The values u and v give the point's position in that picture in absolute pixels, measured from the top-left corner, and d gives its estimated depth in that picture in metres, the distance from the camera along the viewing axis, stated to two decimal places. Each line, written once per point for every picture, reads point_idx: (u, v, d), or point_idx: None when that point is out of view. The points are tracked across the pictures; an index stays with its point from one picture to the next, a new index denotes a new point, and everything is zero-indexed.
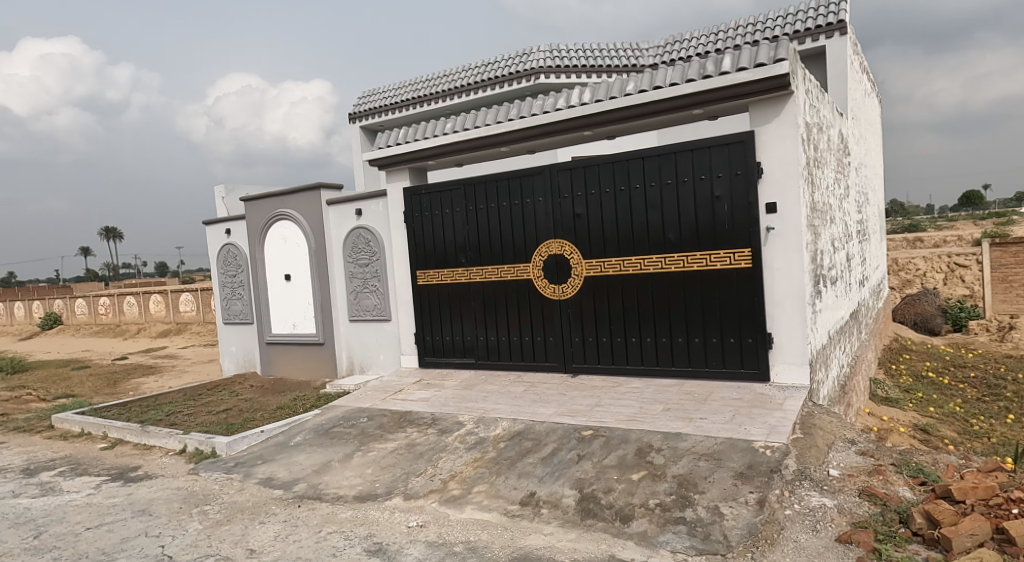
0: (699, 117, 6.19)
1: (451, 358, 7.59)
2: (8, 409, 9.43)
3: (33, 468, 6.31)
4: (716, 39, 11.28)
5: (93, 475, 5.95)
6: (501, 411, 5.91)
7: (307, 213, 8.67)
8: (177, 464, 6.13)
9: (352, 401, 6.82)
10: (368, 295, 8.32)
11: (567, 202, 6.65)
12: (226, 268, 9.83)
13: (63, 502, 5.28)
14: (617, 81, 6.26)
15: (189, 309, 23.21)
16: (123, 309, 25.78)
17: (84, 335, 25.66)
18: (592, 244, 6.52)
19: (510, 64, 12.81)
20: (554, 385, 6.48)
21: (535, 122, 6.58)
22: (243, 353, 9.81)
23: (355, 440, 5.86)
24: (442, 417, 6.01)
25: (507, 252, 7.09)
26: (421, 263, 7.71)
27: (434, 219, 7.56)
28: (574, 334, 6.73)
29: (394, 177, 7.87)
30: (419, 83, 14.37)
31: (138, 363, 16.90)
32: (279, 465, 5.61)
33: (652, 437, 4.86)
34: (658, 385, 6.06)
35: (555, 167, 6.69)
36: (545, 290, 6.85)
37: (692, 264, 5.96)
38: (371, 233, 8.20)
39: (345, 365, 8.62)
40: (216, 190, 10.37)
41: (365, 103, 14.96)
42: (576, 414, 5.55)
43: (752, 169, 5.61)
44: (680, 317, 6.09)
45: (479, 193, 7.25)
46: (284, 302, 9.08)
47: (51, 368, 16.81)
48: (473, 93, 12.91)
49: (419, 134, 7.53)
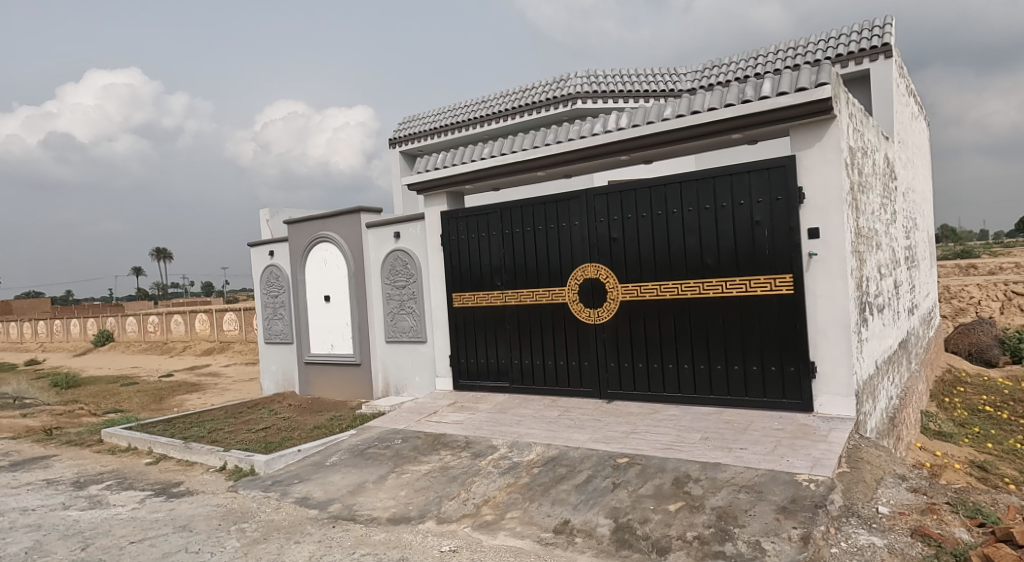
0: (739, 142, 6.11)
1: (487, 381, 7.57)
2: (61, 422, 9.75)
3: (82, 481, 6.48)
4: (755, 63, 11.19)
5: (138, 490, 6.08)
6: (536, 436, 5.86)
7: (347, 235, 8.83)
8: (217, 481, 6.21)
9: (387, 423, 6.85)
10: (404, 317, 8.37)
11: (603, 225, 6.62)
12: (269, 288, 10.02)
13: (109, 516, 5.39)
14: (655, 106, 6.26)
15: (233, 328, 23.77)
16: (170, 327, 26.47)
17: (134, 352, 26.44)
18: (628, 268, 6.46)
19: (547, 89, 12.95)
20: (589, 410, 6.40)
21: (572, 147, 6.60)
22: (282, 373, 9.95)
23: (390, 461, 5.87)
24: (476, 440, 5.99)
25: (543, 275, 7.07)
26: (457, 286, 7.76)
27: (469, 242, 7.63)
28: (610, 359, 6.64)
29: (432, 201, 7.97)
30: (459, 109, 14.60)
31: (184, 380, 17.28)
32: (315, 485, 5.64)
33: (690, 467, 4.73)
34: (696, 413, 5.92)
35: (591, 192, 6.69)
36: (580, 314, 6.81)
37: (732, 289, 5.85)
38: (408, 256, 8.28)
39: (380, 385, 8.66)
40: (262, 213, 10.65)
41: (404, 129, 15.30)
42: (611, 441, 5.46)
43: (794, 194, 5.51)
44: (719, 343, 5.96)
45: (516, 217, 7.28)
46: (322, 323, 9.22)
47: (102, 384, 17.31)
48: (509, 119, 13.07)
49: (457, 158, 7.61)
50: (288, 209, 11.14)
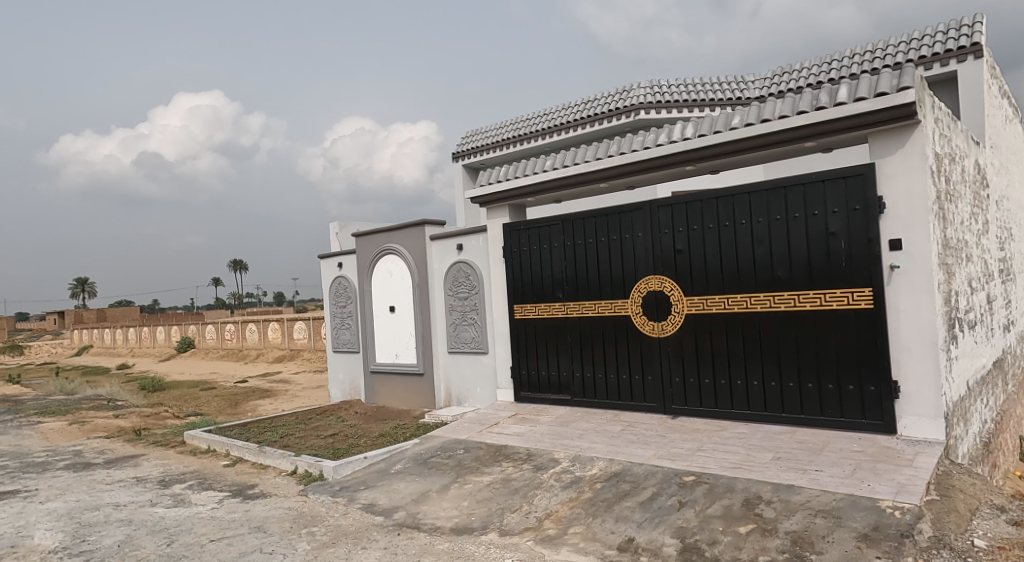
0: (812, 150, 5.89)
1: (548, 394, 7.52)
2: (147, 424, 10.29)
3: (166, 480, 6.80)
4: (829, 68, 10.81)
5: (216, 490, 6.34)
6: (598, 450, 5.77)
7: (411, 247, 9.00)
8: (289, 484, 6.41)
9: (449, 433, 6.91)
10: (466, 327, 8.43)
11: (668, 237, 6.50)
12: (337, 299, 10.30)
13: (190, 514, 5.63)
14: (722, 114, 6.13)
15: (302, 337, 24.51)
16: (244, 335, 27.55)
17: (212, 359, 27.66)
18: (694, 281, 6.31)
19: (610, 101, 12.92)
20: (653, 426, 6.27)
21: (636, 158, 6.53)
22: (349, 381, 10.20)
23: (452, 471, 5.90)
24: (538, 453, 5.95)
25: (605, 287, 7.00)
26: (519, 297, 7.77)
27: (532, 254, 7.64)
28: (675, 374, 6.49)
29: (495, 214, 8.02)
30: (521, 123, 14.73)
31: (257, 387, 17.92)
32: (380, 492, 5.73)
33: (761, 487, 4.56)
34: (767, 432, 5.70)
35: (655, 203, 6.59)
36: (644, 327, 6.69)
37: (805, 303, 5.63)
38: (471, 267, 8.35)
39: (443, 396, 8.73)
40: (331, 226, 11.00)
41: (467, 143, 15.54)
42: (676, 458, 5.33)
43: (873, 204, 5.27)
44: (791, 359, 5.74)
45: (578, 229, 7.25)
46: (387, 333, 9.41)
47: (184, 389, 18.18)
48: (572, 130, 13.07)
49: (520, 171, 7.66)
50: (356, 222, 11.47)
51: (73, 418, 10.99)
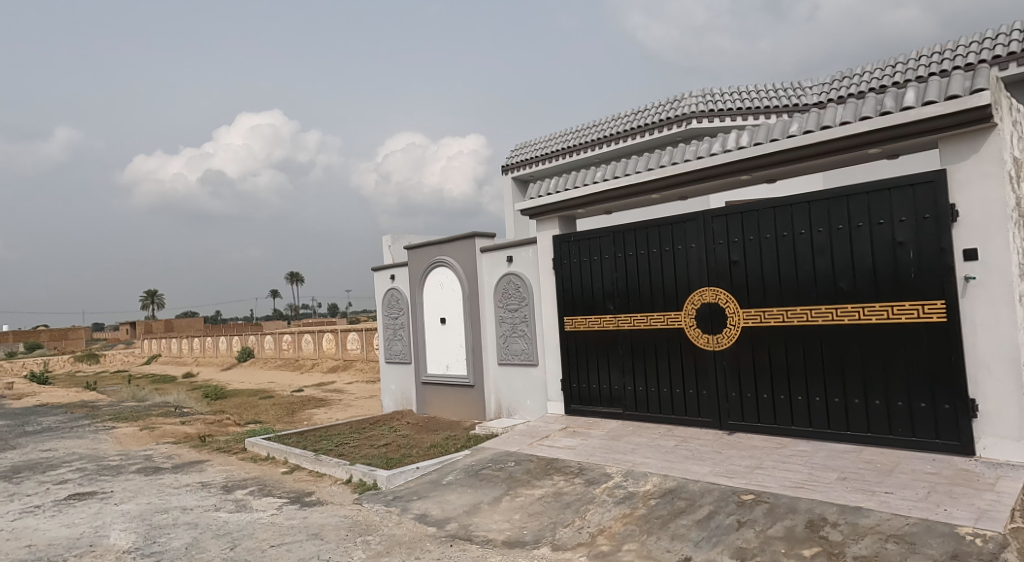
0: (877, 157, 5.67)
1: (600, 407, 7.42)
2: (211, 431, 10.65)
3: (229, 485, 7.01)
4: (892, 72, 10.44)
5: (276, 496, 6.49)
6: (652, 466, 5.66)
7: (462, 259, 9.08)
8: (344, 493, 6.50)
9: (501, 445, 6.90)
10: (517, 339, 8.41)
11: (723, 248, 6.36)
12: (390, 310, 10.46)
13: (252, 519, 5.77)
14: (779, 122, 5.98)
15: (355, 348, 24.97)
16: (300, 346, 28.25)
17: (270, 369, 28.46)
18: (751, 293, 6.15)
19: (661, 111, 12.80)
20: (709, 442, 6.11)
21: (689, 168, 6.42)
22: (401, 392, 10.31)
23: (503, 484, 5.88)
24: (589, 467, 5.88)
25: (657, 299, 6.89)
26: (569, 309, 7.72)
27: (582, 266, 7.59)
28: (731, 388, 6.32)
29: (545, 226, 8.02)
30: (571, 135, 14.75)
31: (313, 396, 18.33)
32: (432, 502, 5.76)
33: (826, 509, 4.37)
34: (830, 450, 5.48)
35: (709, 214, 6.46)
36: (698, 340, 6.54)
37: (870, 316, 5.41)
38: (521, 279, 8.35)
39: (493, 407, 8.72)
40: (384, 239, 11.21)
41: (516, 156, 15.63)
42: (734, 475, 5.17)
43: (944, 212, 5.03)
44: (856, 374, 5.51)
45: (629, 241, 7.17)
46: (438, 344, 9.48)
47: (244, 397, 18.75)
48: (622, 141, 13.00)
49: (570, 182, 7.65)
50: (408, 235, 11.65)
51: (143, 424, 11.46)
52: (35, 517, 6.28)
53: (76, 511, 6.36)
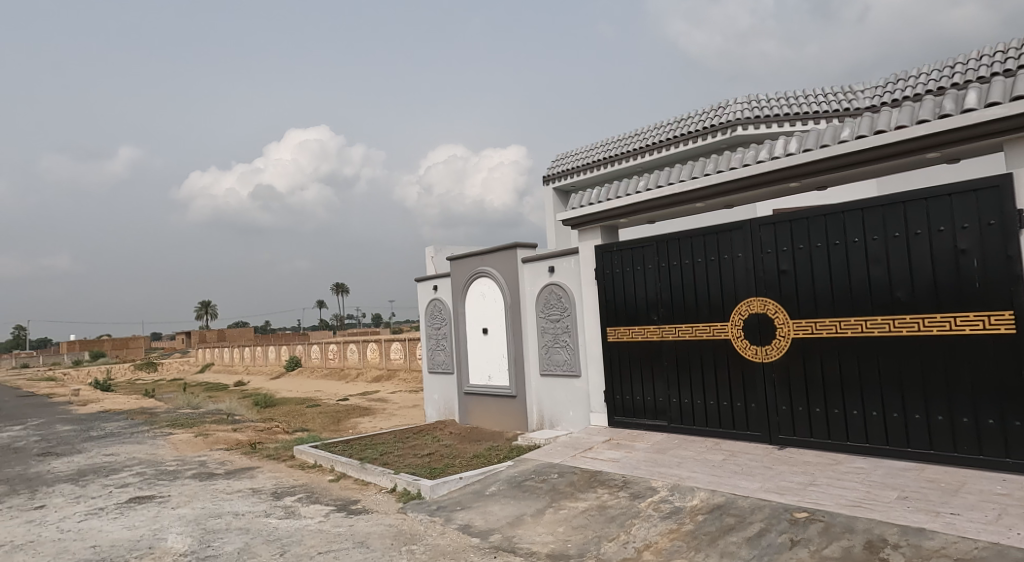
0: (936, 162, 5.45)
1: (643, 420, 7.29)
2: (261, 438, 10.87)
3: (279, 492, 7.13)
4: (949, 73, 10.08)
5: (323, 504, 6.56)
6: (699, 480, 5.51)
7: (503, 269, 9.08)
8: (389, 501, 6.54)
9: (544, 456, 6.83)
10: (559, 350, 8.34)
11: (771, 257, 6.19)
12: (433, 321, 10.53)
13: (300, 526, 5.84)
14: (830, 127, 5.80)
15: (399, 357, 25.22)
16: (345, 355, 28.70)
17: (316, 378, 28.98)
18: (801, 304, 5.95)
19: (705, 118, 12.64)
20: (758, 457, 5.92)
21: (734, 176, 6.28)
22: (443, 402, 10.34)
23: (547, 496, 5.81)
24: (634, 480, 5.76)
25: (703, 309, 6.74)
26: (612, 320, 7.62)
27: (625, 276, 7.49)
28: (781, 401, 6.12)
29: (587, 235, 7.96)
30: (612, 144, 14.67)
31: (358, 405, 18.56)
32: (476, 513, 5.73)
33: (886, 529, 4.18)
34: (889, 468, 5.24)
35: (757, 222, 6.30)
36: (745, 351, 6.37)
37: (930, 327, 5.17)
38: (563, 290, 8.29)
39: (535, 418, 8.66)
40: (427, 250, 11.30)
41: (557, 166, 15.62)
42: (786, 492, 4.99)
43: (1011, 218, 4.79)
44: (916, 388, 5.28)
45: (674, 250, 7.05)
46: (481, 355, 9.48)
47: (292, 405, 19.11)
48: (665, 150, 12.86)
49: (612, 192, 7.57)
50: (450, 246, 11.73)
51: (198, 431, 11.79)
52: (98, 518, 6.50)
53: (135, 514, 6.56)
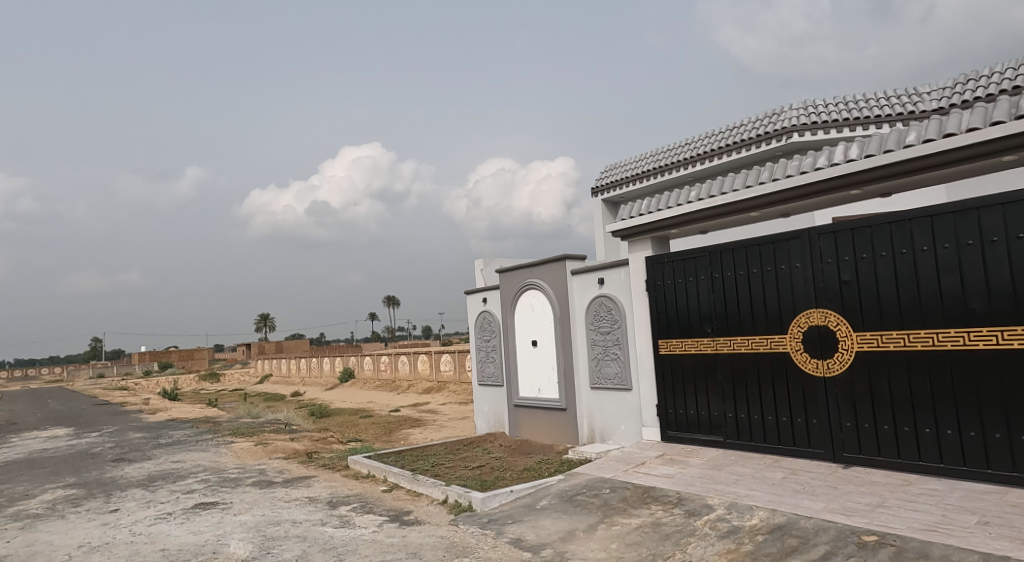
0: (1011, 165, 5.16)
1: (698, 435, 7.08)
2: (317, 448, 11.06)
3: (334, 501, 7.21)
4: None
5: (376, 514, 6.60)
6: (758, 499, 5.30)
7: (552, 281, 9.01)
8: (440, 513, 6.52)
9: (595, 471, 6.71)
10: (609, 363, 8.21)
11: (832, 267, 5.95)
12: (483, 333, 10.53)
13: (355, 535, 5.89)
14: (895, 131, 5.55)
15: (448, 369, 25.35)
16: (396, 367, 29.04)
17: (368, 389, 29.41)
18: (865, 316, 5.69)
19: (759, 126, 12.35)
20: (821, 476, 5.66)
21: (791, 183, 6.07)
22: (493, 414, 10.31)
23: (599, 511, 5.69)
24: (689, 497, 5.58)
25: (759, 321, 6.52)
26: (664, 332, 7.46)
27: (677, 288, 7.32)
28: (845, 417, 5.84)
29: (637, 247, 7.83)
30: (662, 154, 14.49)
31: (409, 416, 18.71)
32: (527, 527, 5.66)
33: (965, 556, 3.91)
34: (967, 490, 4.92)
35: (817, 230, 6.08)
36: (806, 365, 6.12)
37: (1010, 341, 4.87)
38: (613, 302, 8.17)
39: (586, 432, 8.52)
40: (477, 262, 11.36)
41: (606, 177, 15.50)
42: (853, 514, 4.74)
43: None
44: (995, 405, 4.97)
45: (728, 261, 6.86)
46: (530, 367, 9.42)
47: (346, 416, 19.42)
48: (718, 158, 12.61)
49: (663, 202, 7.42)
50: (500, 259, 11.75)
51: (257, 440, 12.09)
52: (166, 523, 6.71)
53: (199, 519, 6.74)
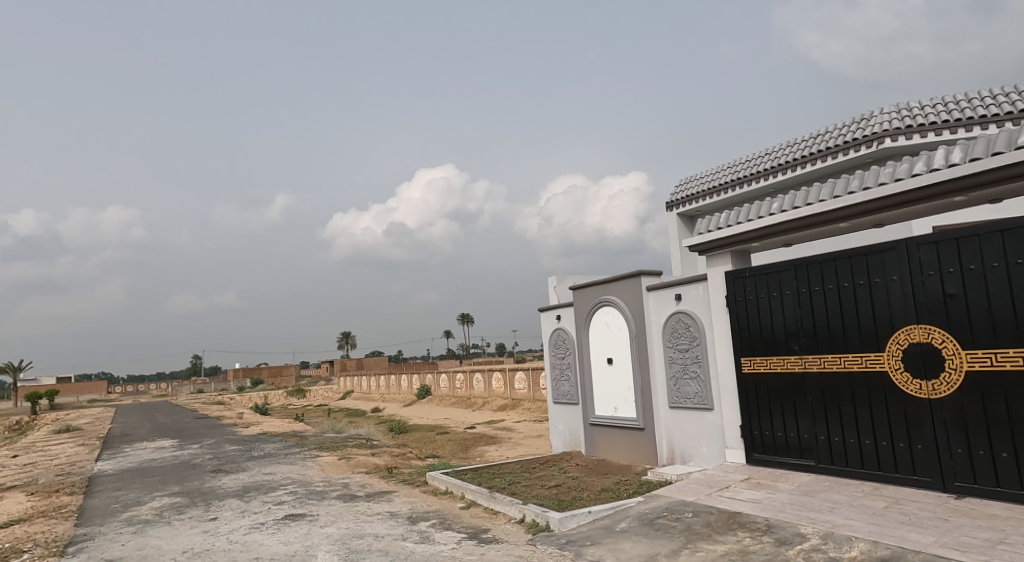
0: None
1: (786, 459, 6.68)
2: (396, 463, 11.20)
3: (414, 517, 7.24)
4: None
5: (455, 531, 6.57)
6: (857, 529, 4.91)
7: (627, 298, 8.80)
8: (518, 532, 6.42)
9: (677, 494, 6.43)
10: (688, 381, 7.90)
11: (934, 280, 5.51)
12: (557, 350, 10.41)
13: (435, 551, 5.87)
14: (1003, 132, 5.12)
15: (523, 387, 25.27)
16: (471, 384, 29.22)
17: (444, 407, 29.71)
18: (974, 332, 5.22)
19: (846, 132, 11.75)
20: (929, 506, 5.19)
21: (886, 191, 5.67)
22: (569, 433, 10.13)
23: (682, 536, 5.43)
24: (780, 525, 5.24)
25: (852, 338, 6.10)
26: (747, 350, 7.11)
27: (759, 303, 6.97)
28: (955, 443, 5.36)
29: (717, 261, 7.53)
30: (741, 165, 14.01)
31: (485, 433, 18.73)
32: (607, 549, 5.47)
33: None
34: None
35: (916, 241, 5.66)
36: (907, 386, 5.67)
37: None
38: (691, 318, 7.87)
39: (665, 453, 8.22)
40: (550, 280, 11.29)
41: (681, 191, 15.13)
42: (969, 549, 4.30)
43: None
44: None
45: (816, 274, 6.48)
46: (606, 385, 9.20)
47: (423, 432, 19.66)
48: (801, 168, 12.06)
49: (743, 215, 7.11)
50: (573, 276, 11.63)
51: (341, 454, 12.39)
52: (259, 532, 6.92)
53: (289, 530, 6.92)
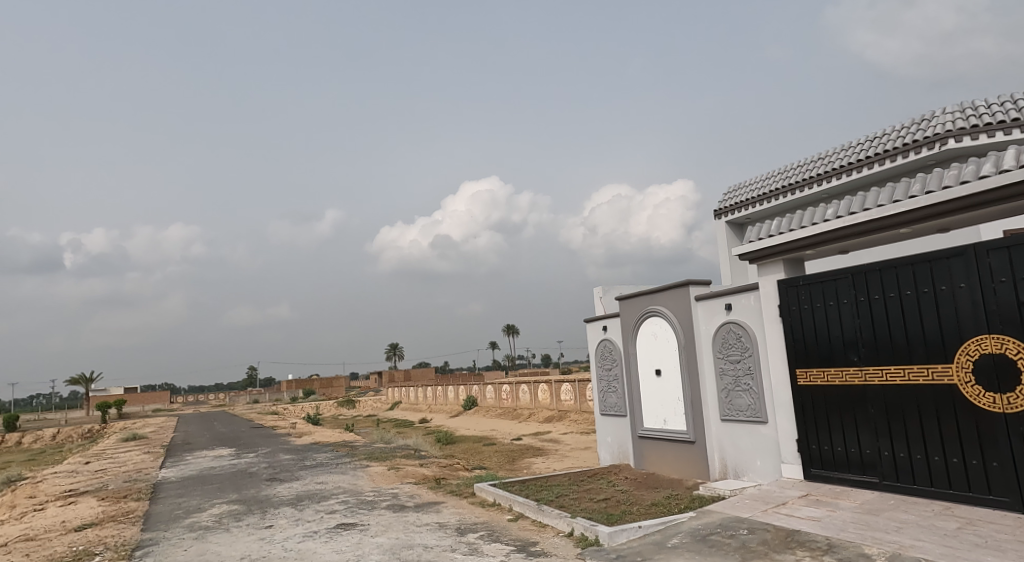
0: None
1: (847, 475, 6.37)
2: (444, 474, 11.18)
3: (462, 528, 7.18)
4: None
5: (503, 543, 6.48)
6: (927, 551, 4.61)
7: (675, 308, 8.59)
8: (566, 546, 6.28)
9: (731, 509, 6.19)
10: (740, 394, 7.64)
11: (1007, 287, 5.20)
12: (604, 362, 10.24)
13: None
14: None
15: (569, 398, 25.03)
16: (517, 395, 29.12)
17: (490, 418, 29.67)
18: None
19: (904, 134, 11.29)
20: (1007, 528, 4.85)
21: (951, 194, 5.38)
22: (617, 445, 9.93)
23: (738, 553, 5.21)
24: (842, 544, 4.97)
25: (916, 349, 5.79)
26: (802, 361, 6.83)
27: (814, 312, 6.70)
28: None
29: (768, 269, 7.28)
30: (791, 171, 13.61)
31: (531, 445, 18.58)
32: None
33: None
34: None
35: (985, 246, 5.35)
36: (979, 399, 5.34)
37: None
38: (743, 328, 7.63)
39: (717, 467, 7.96)
40: (595, 289, 11.15)
41: (729, 199, 14.79)
42: None
43: None
44: None
45: (875, 282, 6.19)
46: (655, 397, 8.99)
47: (469, 443, 19.63)
48: (857, 172, 11.62)
49: (795, 222, 6.85)
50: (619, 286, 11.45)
51: (389, 465, 12.46)
52: (313, 540, 6.98)
53: (341, 539, 6.95)
